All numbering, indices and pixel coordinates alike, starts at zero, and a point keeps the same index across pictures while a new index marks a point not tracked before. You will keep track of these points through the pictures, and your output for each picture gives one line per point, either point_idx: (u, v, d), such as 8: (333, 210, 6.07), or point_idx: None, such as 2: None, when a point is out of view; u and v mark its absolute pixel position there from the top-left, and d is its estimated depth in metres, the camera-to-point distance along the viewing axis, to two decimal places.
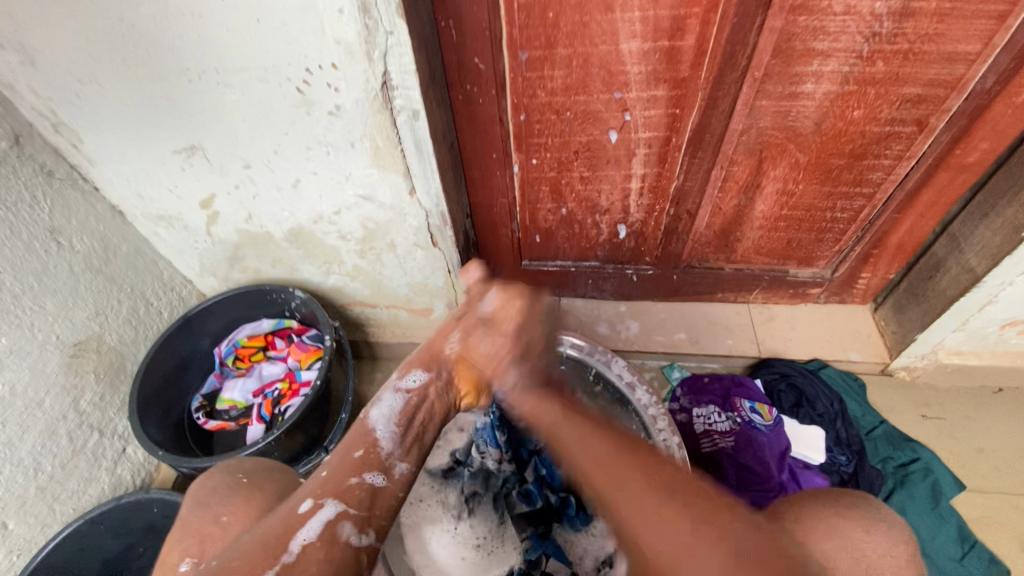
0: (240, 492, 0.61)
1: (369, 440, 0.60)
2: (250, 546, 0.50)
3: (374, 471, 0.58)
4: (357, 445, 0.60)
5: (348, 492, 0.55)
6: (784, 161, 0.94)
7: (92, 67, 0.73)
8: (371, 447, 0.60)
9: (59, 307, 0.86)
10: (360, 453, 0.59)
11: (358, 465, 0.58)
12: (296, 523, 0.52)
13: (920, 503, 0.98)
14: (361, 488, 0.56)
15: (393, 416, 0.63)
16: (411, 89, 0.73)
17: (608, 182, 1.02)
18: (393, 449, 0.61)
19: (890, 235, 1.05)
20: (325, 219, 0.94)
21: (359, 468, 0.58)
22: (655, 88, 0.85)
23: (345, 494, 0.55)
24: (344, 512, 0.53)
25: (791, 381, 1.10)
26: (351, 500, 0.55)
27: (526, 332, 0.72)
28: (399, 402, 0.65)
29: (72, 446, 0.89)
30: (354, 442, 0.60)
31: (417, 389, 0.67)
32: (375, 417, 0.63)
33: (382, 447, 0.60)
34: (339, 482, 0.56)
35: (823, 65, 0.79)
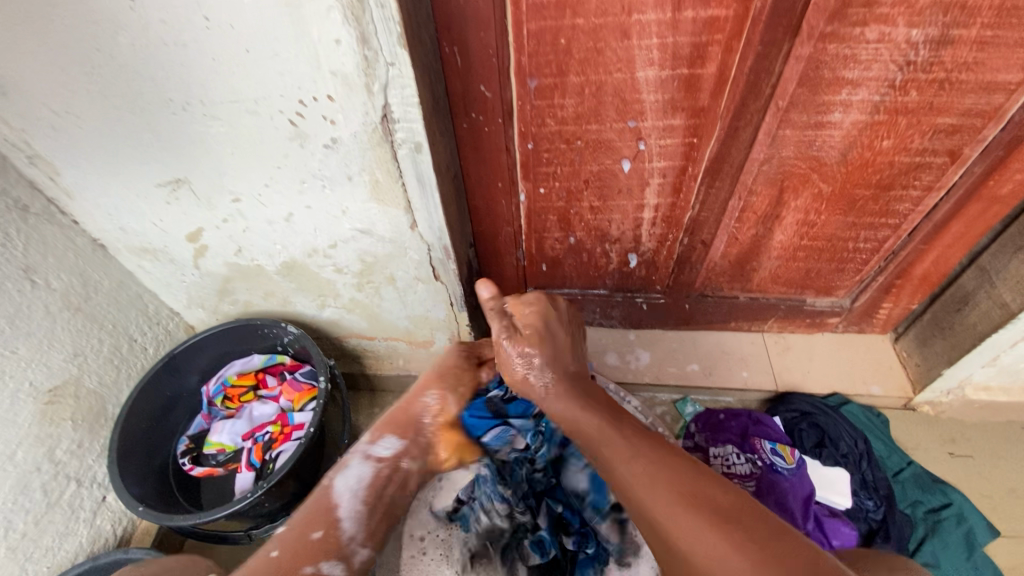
0: None
1: (329, 522, 0.67)
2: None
3: (331, 561, 0.65)
4: (317, 527, 0.66)
5: None
6: (806, 192, 0.89)
7: (67, 98, 0.67)
8: (330, 528, 0.67)
9: (34, 351, 0.80)
10: (318, 534, 0.66)
11: (317, 547, 0.65)
12: None
13: (953, 553, 0.92)
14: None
15: (357, 493, 0.71)
16: (413, 121, 0.68)
17: (618, 212, 0.97)
18: (354, 533, 0.69)
19: (915, 266, 1.00)
20: (319, 253, 0.88)
21: (315, 558, 0.63)
22: (672, 117, 0.80)
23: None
24: None
25: (813, 419, 1.05)
26: None
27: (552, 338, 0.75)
28: (366, 471, 0.73)
29: (47, 500, 0.82)
30: (312, 522, 0.67)
31: (387, 457, 0.75)
32: (341, 488, 0.71)
33: (343, 528, 0.68)
34: (295, 566, 0.61)
35: (852, 94, 0.74)
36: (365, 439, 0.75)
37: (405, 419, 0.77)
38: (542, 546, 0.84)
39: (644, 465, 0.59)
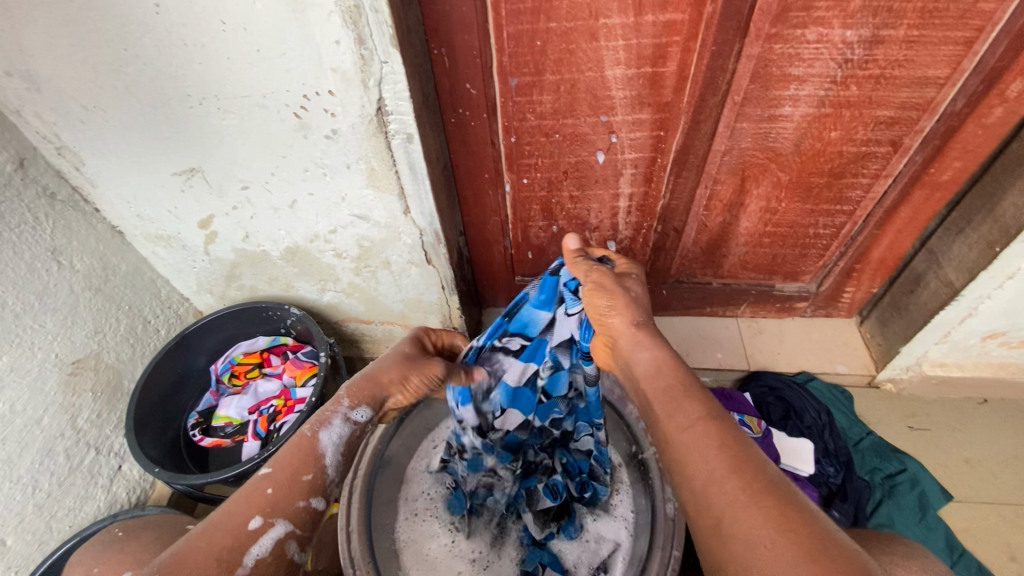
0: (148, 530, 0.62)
1: (318, 465, 0.65)
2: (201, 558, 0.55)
3: (320, 496, 0.64)
4: (308, 470, 0.65)
5: (298, 514, 0.62)
6: (766, 180, 0.97)
7: (96, 94, 0.76)
8: (320, 471, 0.66)
9: (59, 326, 0.88)
10: (310, 475, 0.65)
11: (309, 487, 0.64)
12: (245, 539, 0.58)
13: (908, 514, 1.00)
14: (308, 510, 0.63)
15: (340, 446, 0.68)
16: (405, 113, 0.76)
17: (597, 201, 1.05)
18: (337, 477, 0.67)
19: (871, 250, 1.08)
20: (320, 237, 0.96)
21: (308, 492, 0.64)
22: (640, 112, 0.88)
23: (293, 517, 0.61)
24: (292, 532, 0.61)
25: (780, 393, 1.13)
26: (298, 522, 0.62)
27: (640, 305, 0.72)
28: (345, 433, 0.70)
29: (69, 464, 0.90)
30: (304, 465, 0.65)
31: (361, 424, 0.72)
32: (326, 442, 0.67)
33: (328, 474, 0.66)
34: (289, 504, 0.62)
35: (799, 89, 0.83)
36: (344, 403, 0.71)
37: (378, 393, 0.74)
38: (554, 489, 0.90)
39: (710, 438, 0.54)
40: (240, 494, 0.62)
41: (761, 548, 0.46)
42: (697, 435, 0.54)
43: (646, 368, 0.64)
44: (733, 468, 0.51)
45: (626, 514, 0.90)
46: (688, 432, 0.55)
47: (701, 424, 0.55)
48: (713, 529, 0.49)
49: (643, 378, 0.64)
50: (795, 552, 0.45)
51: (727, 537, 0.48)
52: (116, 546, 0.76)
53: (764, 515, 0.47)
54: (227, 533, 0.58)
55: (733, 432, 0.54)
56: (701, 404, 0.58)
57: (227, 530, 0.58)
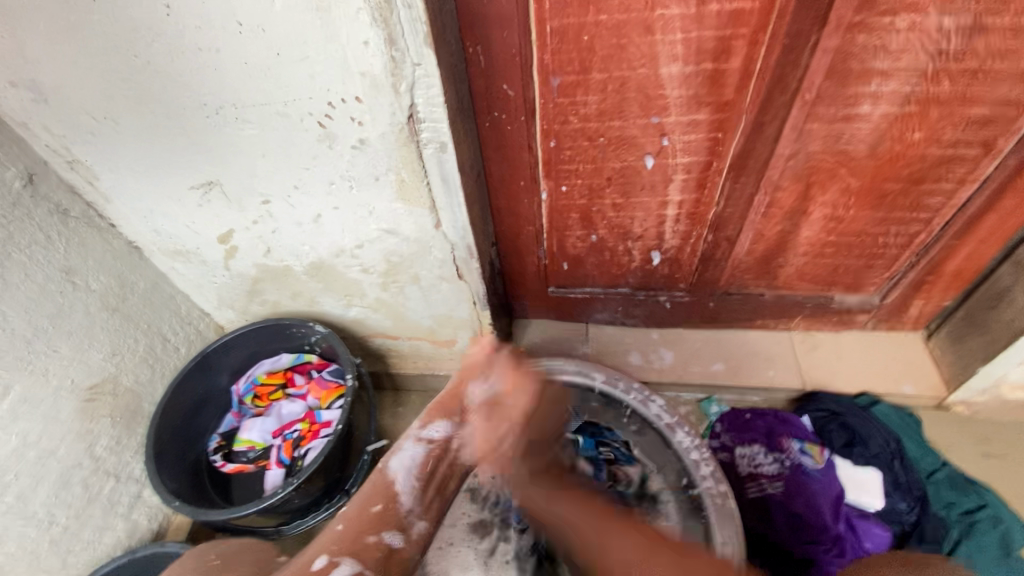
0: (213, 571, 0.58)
1: (389, 494, 0.65)
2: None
3: (392, 531, 0.63)
4: (376, 500, 0.64)
5: (365, 552, 0.60)
6: (834, 186, 0.88)
7: (107, 104, 0.70)
8: (389, 503, 0.65)
9: (74, 350, 0.83)
10: (379, 507, 0.64)
11: (377, 520, 0.63)
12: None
13: (990, 556, 0.90)
14: (379, 547, 0.61)
15: (412, 471, 0.67)
16: (439, 121, 0.69)
17: (641, 210, 0.96)
18: (412, 507, 0.65)
19: (947, 261, 0.98)
20: (346, 252, 0.90)
21: (377, 529, 0.62)
22: (696, 112, 0.79)
23: (361, 554, 0.59)
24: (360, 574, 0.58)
25: (841, 419, 1.02)
26: (367, 562, 0.59)
27: (537, 420, 0.82)
28: (420, 453, 0.69)
29: (87, 494, 0.85)
30: (374, 496, 0.65)
31: (440, 439, 0.70)
32: (396, 468, 0.67)
33: (401, 502, 0.65)
34: (357, 542, 0.61)
35: (881, 85, 0.73)
36: (415, 423, 0.71)
37: (454, 406, 0.72)
38: None
39: (631, 546, 0.64)
40: (319, 539, 0.62)
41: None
42: (620, 542, 0.65)
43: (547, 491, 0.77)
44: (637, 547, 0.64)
45: None
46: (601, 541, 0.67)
47: (635, 538, 0.65)
48: None
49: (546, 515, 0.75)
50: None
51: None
52: None
53: None
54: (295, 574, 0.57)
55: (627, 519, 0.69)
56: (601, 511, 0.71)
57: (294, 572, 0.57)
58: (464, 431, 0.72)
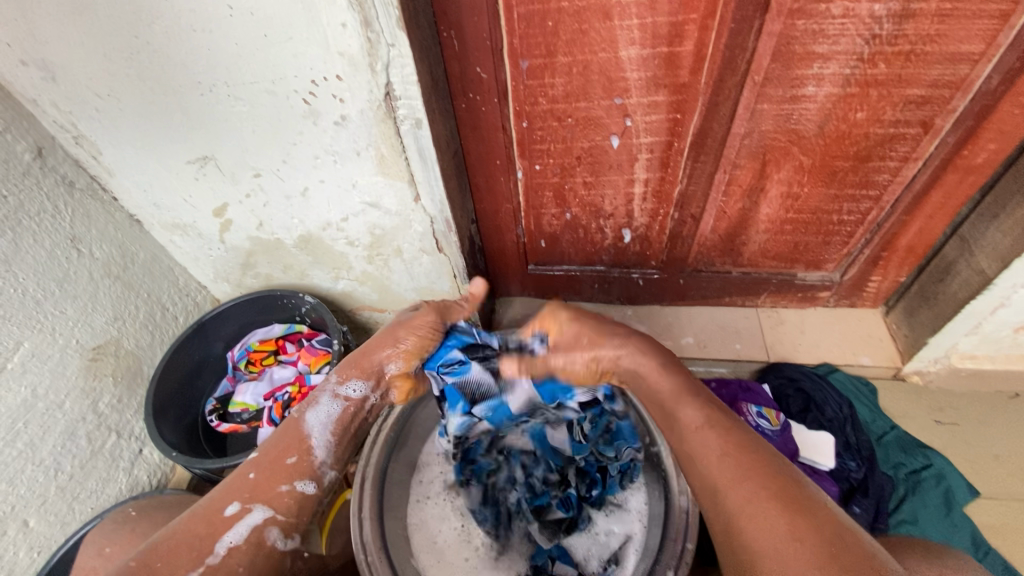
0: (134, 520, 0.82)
1: (302, 447, 0.70)
2: (179, 539, 0.62)
3: (304, 480, 0.69)
4: (291, 453, 0.69)
5: (278, 498, 0.66)
6: (788, 164, 0.94)
7: (110, 82, 0.76)
8: (304, 455, 0.70)
9: (79, 312, 0.90)
10: (294, 458, 0.69)
11: (291, 472, 0.68)
12: (221, 526, 0.63)
13: (932, 511, 0.97)
14: (291, 495, 0.67)
15: (327, 425, 0.73)
16: (413, 98, 0.75)
17: (611, 187, 1.02)
18: (325, 458, 0.71)
19: (899, 238, 1.04)
20: (332, 226, 0.96)
21: (291, 476, 0.68)
22: (655, 94, 0.85)
23: (273, 501, 0.66)
24: (270, 518, 0.65)
25: (799, 385, 1.10)
26: (279, 507, 0.66)
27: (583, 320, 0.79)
28: (335, 409, 0.75)
29: (91, 447, 0.92)
30: (289, 448, 0.70)
31: (355, 398, 0.76)
32: (312, 422, 0.72)
33: (315, 455, 0.71)
34: (269, 489, 0.66)
35: (823, 68, 0.79)
36: (333, 379, 0.77)
37: (372, 369, 0.78)
38: (567, 501, 0.90)
39: (719, 446, 0.60)
40: (230, 482, 0.67)
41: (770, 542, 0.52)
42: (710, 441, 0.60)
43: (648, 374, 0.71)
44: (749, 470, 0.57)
45: (639, 507, 0.88)
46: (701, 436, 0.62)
47: (718, 436, 0.61)
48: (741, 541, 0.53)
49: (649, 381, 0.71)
50: (804, 554, 0.50)
51: (743, 541, 0.53)
52: (129, 524, 0.82)
53: (789, 531, 0.51)
54: (207, 518, 0.63)
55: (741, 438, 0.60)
56: (705, 411, 0.64)
57: (208, 517, 0.63)
58: (379, 390, 0.80)
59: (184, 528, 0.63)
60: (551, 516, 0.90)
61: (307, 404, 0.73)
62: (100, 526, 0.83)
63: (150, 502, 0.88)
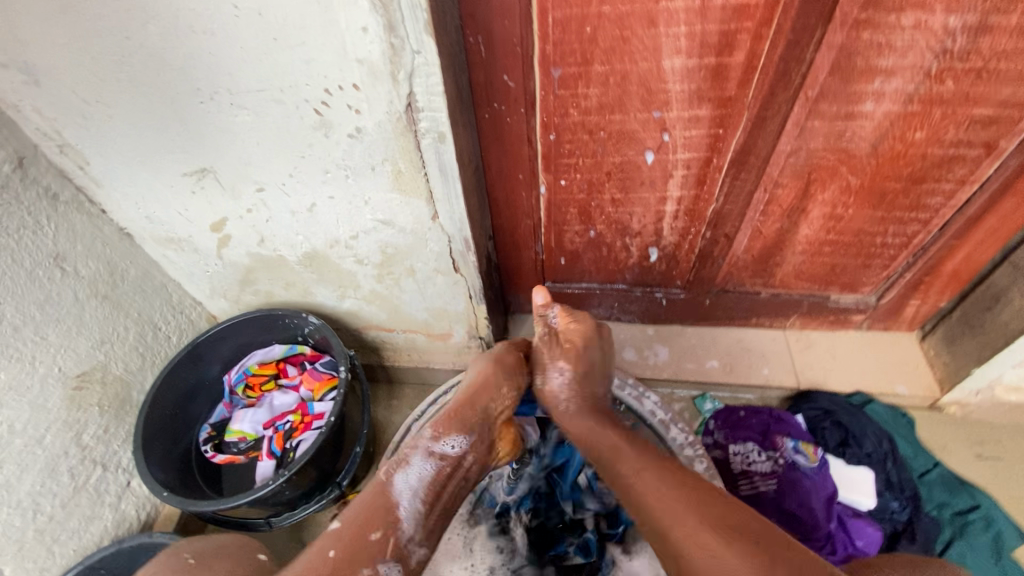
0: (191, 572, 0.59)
1: (388, 521, 0.63)
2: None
3: (387, 563, 0.60)
4: (375, 527, 0.62)
5: None
6: (833, 185, 0.87)
7: (98, 88, 0.68)
8: (388, 530, 0.62)
9: (62, 337, 0.82)
10: (376, 535, 0.62)
11: (374, 549, 0.61)
12: None
13: (980, 556, 0.90)
14: None
15: (418, 489, 0.66)
16: (437, 110, 0.68)
17: (641, 205, 0.95)
18: (413, 535, 0.63)
19: (944, 262, 0.98)
20: (341, 243, 0.88)
21: (374, 558, 0.60)
22: (698, 107, 0.78)
23: None
24: None
25: (836, 417, 1.03)
26: None
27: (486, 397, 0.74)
28: (428, 469, 0.68)
29: (74, 483, 0.84)
30: (370, 522, 0.62)
31: (452, 456, 0.70)
32: (401, 485, 0.66)
33: (402, 529, 0.63)
34: (351, 571, 0.58)
35: (885, 83, 0.72)
36: (426, 435, 0.70)
37: (473, 417, 0.72)
38: (585, 547, 0.86)
39: (658, 484, 0.61)
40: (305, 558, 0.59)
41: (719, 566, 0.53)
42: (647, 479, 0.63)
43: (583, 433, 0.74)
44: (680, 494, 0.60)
45: None
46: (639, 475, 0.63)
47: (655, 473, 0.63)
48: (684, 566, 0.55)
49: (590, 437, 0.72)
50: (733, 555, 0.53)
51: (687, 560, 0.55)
52: None
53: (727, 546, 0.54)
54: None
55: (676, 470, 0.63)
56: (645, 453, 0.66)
57: None
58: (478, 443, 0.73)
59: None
60: (569, 562, 0.87)
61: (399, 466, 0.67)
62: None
63: (215, 542, 0.64)
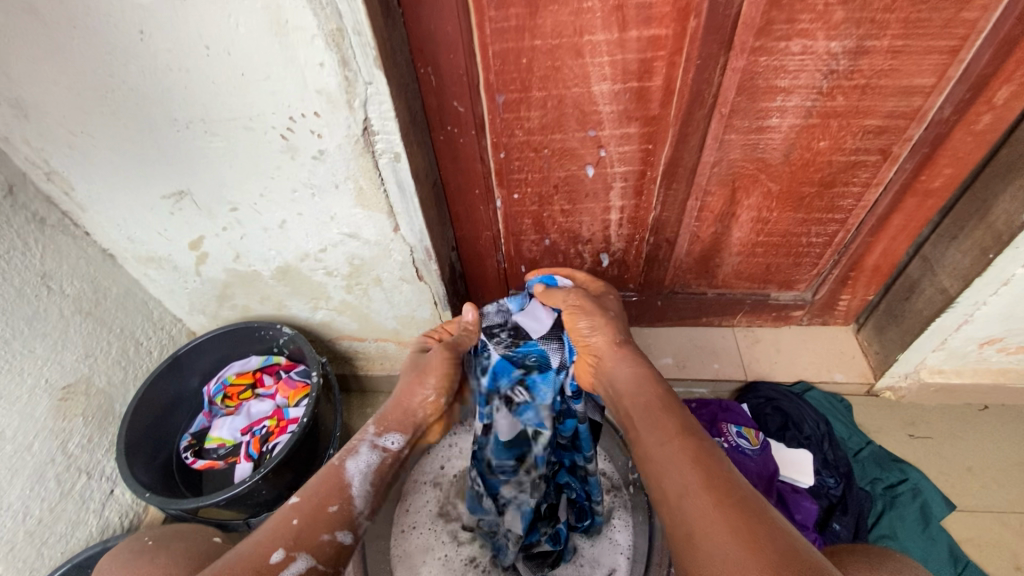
0: (147, 551, 0.64)
1: (344, 495, 0.66)
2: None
3: (344, 530, 0.64)
4: (334, 500, 0.65)
5: (320, 547, 0.61)
6: (757, 191, 0.97)
7: (84, 120, 0.76)
8: (344, 503, 0.66)
9: (49, 350, 0.87)
10: (335, 507, 0.65)
11: (333, 519, 0.64)
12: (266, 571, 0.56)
13: (909, 525, 0.99)
14: (331, 544, 0.62)
15: (367, 474, 0.70)
16: (392, 133, 0.76)
17: (588, 214, 1.04)
18: (364, 508, 0.67)
19: (865, 258, 1.08)
20: (311, 257, 0.96)
21: (332, 525, 0.63)
22: (628, 125, 0.88)
23: (315, 550, 0.60)
24: (314, 567, 0.59)
25: (776, 403, 1.11)
26: (320, 556, 0.60)
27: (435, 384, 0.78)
28: (374, 458, 0.72)
29: (61, 489, 0.89)
30: (330, 495, 0.65)
31: (393, 449, 0.74)
32: (352, 470, 0.70)
33: (354, 503, 0.67)
34: (312, 537, 0.61)
35: (786, 100, 0.83)
36: (369, 430, 0.75)
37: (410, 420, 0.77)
38: (556, 535, 0.91)
39: (681, 452, 0.58)
40: (267, 529, 0.62)
41: (723, 552, 0.48)
42: (672, 448, 0.59)
43: (629, 385, 0.70)
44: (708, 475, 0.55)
45: (626, 541, 0.91)
46: (669, 447, 0.59)
47: (681, 443, 0.59)
48: (682, 535, 0.53)
49: (631, 400, 0.68)
50: (729, 535, 0.49)
51: (684, 525, 0.52)
52: (141, 556, 0.63)
53: (725, 525, 0.50)
54: (249, 565, 0.56)
55: (705, 447, 0.58)
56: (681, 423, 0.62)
57: (249, 562, 0.57)
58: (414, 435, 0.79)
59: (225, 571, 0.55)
60: (538, 549, 0.91)
61: (348, 451, 0.70)
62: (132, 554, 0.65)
63: (170, 530, 0.70)
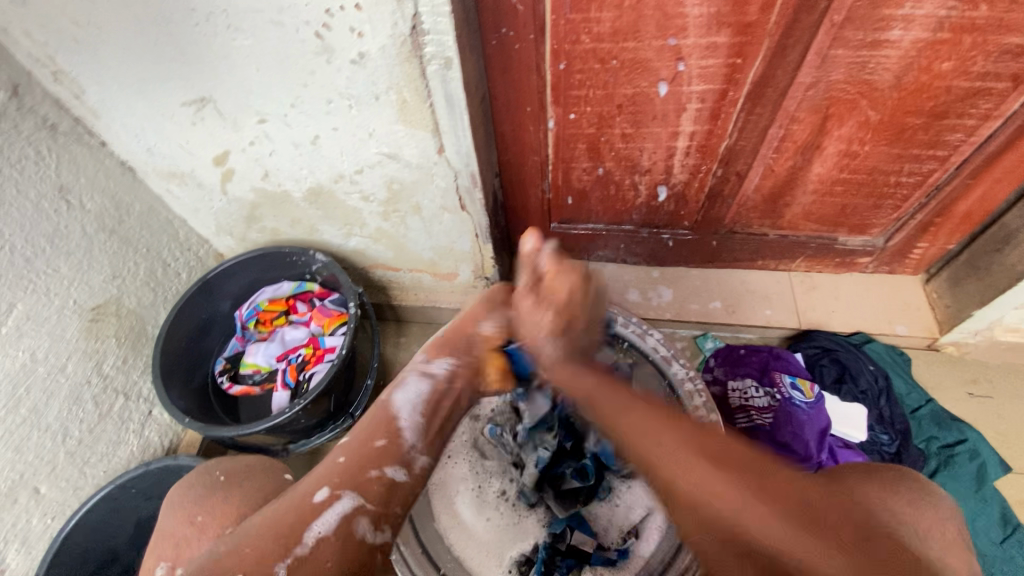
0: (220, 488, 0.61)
1: (392, 430, 0.57)
2: (261, 532, 0.48)
3: (395, 465, 0.55)
4: (380, 434, 0.57)
5: (367, 487, 0.52)
6: (852, 120, 0.85)
7: (88, 7, 0.65)
8: (394, 437, 0.57)
9: (74, 270, 0.83)
10: (382, 442, 0.56)
11: (379, 456, 0.55)
12: (310, 513, 0.49)
13: (963, 485, 0.95)
14: (380, 482, 0.53)
15: (417, 405, 0.60)
16: (444, 34, 0.65)
17: (652, 140, 0.93)
18: (416, 442, 0.57)
19: (957, 204, 0.97)
20: (346, 178, 0.87)
21: (380, 460, 0.55)
22: (715, 34, 0.75)
23: (363, 489, 0.52)
24: (360, 506, 0.51)
25: (835, 355, 1.06)
26: (369, 495, 0.52)
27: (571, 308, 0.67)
28: (425, 387, 0.62)
29: (99, 410, 0.88)
30: (377, 430, 0.57)
31: (441, 375, 0.64)
32: (400, 402, 0.60)
33: (404, 436, 0.57)
34: (357, 475, 0.53)
35: (915, 8, 0.69)
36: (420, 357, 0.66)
37: (461, 342, 0.68)
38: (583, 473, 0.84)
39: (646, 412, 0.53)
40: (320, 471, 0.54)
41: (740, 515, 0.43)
42: (636, 413, 0.53)
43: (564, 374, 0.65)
44: (653, 407, 0.54)
45: None
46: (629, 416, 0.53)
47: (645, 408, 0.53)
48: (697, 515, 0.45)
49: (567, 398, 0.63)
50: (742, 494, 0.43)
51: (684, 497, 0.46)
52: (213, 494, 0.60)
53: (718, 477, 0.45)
54: (295, 507, 0.50)
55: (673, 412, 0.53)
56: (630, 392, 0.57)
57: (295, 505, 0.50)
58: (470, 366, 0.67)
59: (264, 526, 0.49)
60: (567, 487, 0.84)
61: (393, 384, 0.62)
62: (187, 487, 0.63)
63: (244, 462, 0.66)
